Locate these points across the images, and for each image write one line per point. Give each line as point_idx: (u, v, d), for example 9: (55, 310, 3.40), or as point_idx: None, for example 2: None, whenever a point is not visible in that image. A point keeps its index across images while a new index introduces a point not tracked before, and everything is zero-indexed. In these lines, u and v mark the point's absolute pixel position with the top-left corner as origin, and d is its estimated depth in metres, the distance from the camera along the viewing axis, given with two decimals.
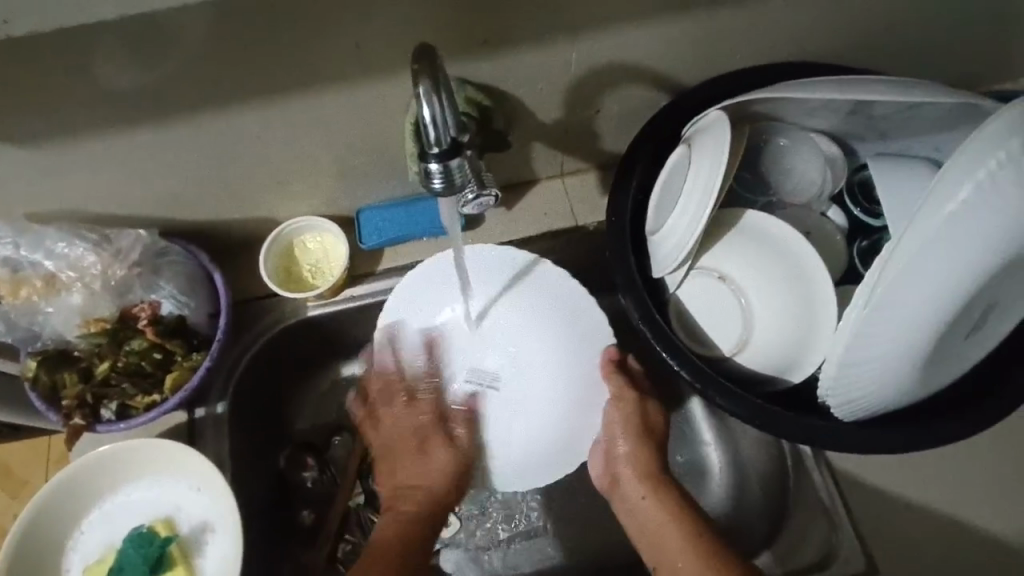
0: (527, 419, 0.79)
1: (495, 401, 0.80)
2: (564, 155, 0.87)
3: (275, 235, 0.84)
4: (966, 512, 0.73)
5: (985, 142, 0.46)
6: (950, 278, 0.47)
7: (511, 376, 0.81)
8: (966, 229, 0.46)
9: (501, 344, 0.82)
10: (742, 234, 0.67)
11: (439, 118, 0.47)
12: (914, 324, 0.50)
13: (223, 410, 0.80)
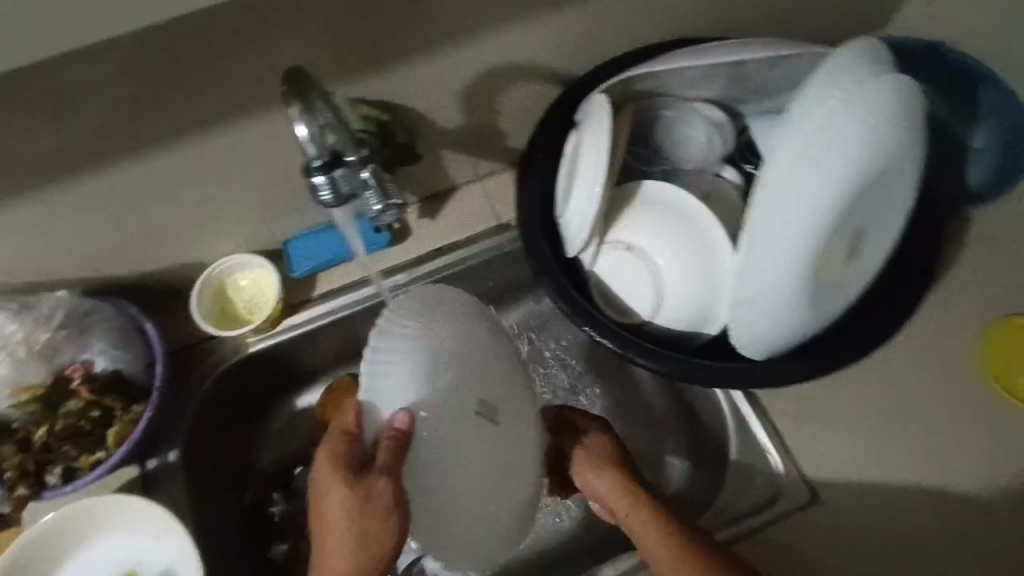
0: (506, 473, 0.66)
1: (482, 451, 0.64)
2: (475, 159, 0.90)
3: (205, 278, 0.85)
4: (903, 434, 0.76)
5: (818, 78, 0.52)
6: (812, 197, 0.52)
7: (511, 418, 0.67)
8: (819, 155, 0.51)
9: (495, 381, 0.67)
10: (641, 206, 0.71)
11: (309, 131, 0.52)
12: (794, 245, 0.53)
13: (175, 457, 0.80)
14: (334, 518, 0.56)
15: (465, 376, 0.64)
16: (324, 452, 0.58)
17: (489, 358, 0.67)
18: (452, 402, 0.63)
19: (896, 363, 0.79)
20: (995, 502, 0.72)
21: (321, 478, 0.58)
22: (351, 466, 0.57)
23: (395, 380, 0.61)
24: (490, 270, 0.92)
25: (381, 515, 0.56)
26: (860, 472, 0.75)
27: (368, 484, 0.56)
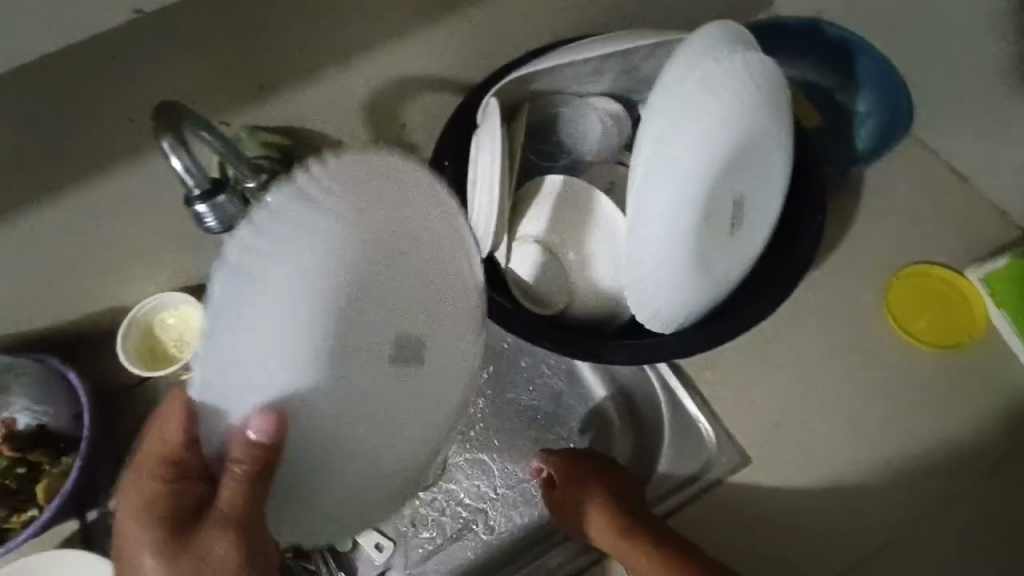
0: (429, 436, 0.52)
1: (396, 413, 0.50)
2: None
3: (129, 319, 0.83)
4: (816, 390, 0.81)
5: (679, 64, 0.55)
6: (682, 174, 0.55)
7: (438, 365, 0.52)
8: (682, 134, 0.55)
9: (405, 314, 0.50)
10: (545, 201, 0.75)
11: (187, 162, 0.49)
12: (674, 221, 0.56)
13: (117, 504, 0.80)
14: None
15: (367, 323, 0.48)
16: (138, 504, 0.46)
17: (403, 289, 0.50)
18: (348, 363, 0.46)
19: (807, 323, 0.84)
20: (898, 441, 0.79)
21: (130, 542, 0.45)
22: (177, 525, 0.45)
23: (228, 364, 0.43)
24: None
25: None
26: (781, 431, 0.79)
27: (200, 546, 0.45)
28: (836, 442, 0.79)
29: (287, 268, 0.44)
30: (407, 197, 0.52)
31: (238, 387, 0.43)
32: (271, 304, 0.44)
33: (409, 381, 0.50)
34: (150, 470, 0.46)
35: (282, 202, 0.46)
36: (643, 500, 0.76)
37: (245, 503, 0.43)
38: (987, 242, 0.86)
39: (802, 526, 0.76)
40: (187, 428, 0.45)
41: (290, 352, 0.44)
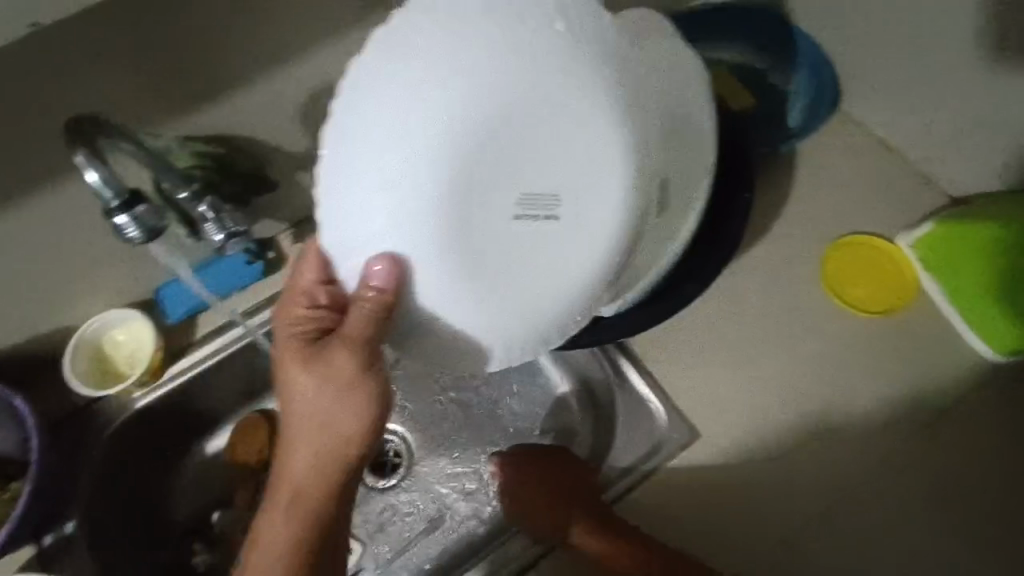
0: (550, 253, 0.67)
1: (529, 236, 0.67)
2: None
3: (77, 338, 0.83)
4: (762, 365, 0.84)
5: (586, 75, 0.65)
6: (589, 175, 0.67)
7: (569, 203, 0.67)
8: (587, 141, 0.66)
9: (527, 150, 0.65)
10: None
11: (102, 177, 0.50)
12: (591, 215, 0.68)
13: (73, 527, 0.81)
14: (296, 394, 0.63)
15: (474, 167, 0.65)
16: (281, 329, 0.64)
17: (513, 134, 0.65)
18: (459, 202, 0.65)
19: (749, 300, 0.86)
20: (840, 408, 0.82)
21: (281, 359, 0.64)
22: (309, 341, 0.63)
23: (352, 208, 0.62)
24: None
25: (341, 379, 0.62)
26: (729, 406, 0.82)
27: (325, 355, 0.62)
28: (781, 411, 0.82)
29: (426, 114, 0.62)
30: (446, 75, 0.62)
31: (369, 230, 0.63)
32: (383, 157, 0.62)
33: (533, 218, 0.67)
34: (291, 303, 0.64)
35: (356, 74, 0.60)
36: (594, 490, 0.79)
37: (365, 325, 0.61)
38: (918, 211, 0.89)
39: (753, 497, 0.78)
40: (322, 272, 0.64)
41: (402, 189, 0.63)
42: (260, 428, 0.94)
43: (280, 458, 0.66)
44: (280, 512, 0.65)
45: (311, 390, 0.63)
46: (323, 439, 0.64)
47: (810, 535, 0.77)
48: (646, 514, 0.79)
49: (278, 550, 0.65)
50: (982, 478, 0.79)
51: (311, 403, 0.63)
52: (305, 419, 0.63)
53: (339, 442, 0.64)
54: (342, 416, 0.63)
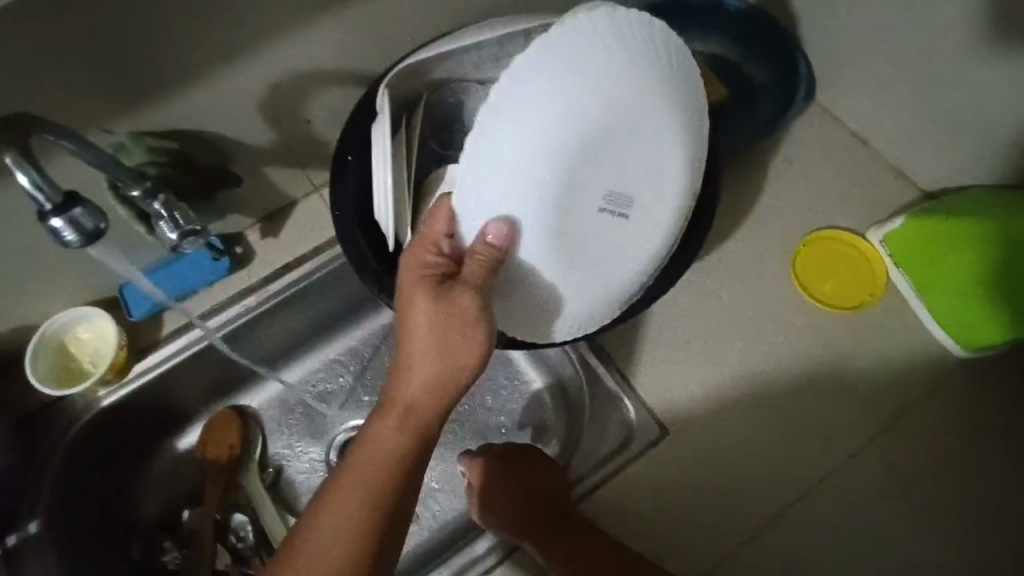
0: (619, 253, 0.72)
1: (612, 230, 0.71)
2: (306, 170, 0.90)
3: (39, 336, 0.82)
4: (731, 360, 0.83)
5: (671, 97, 0.67)
6: (646, 188, 0.70)
7: (645, 206, 0.71)
8: (653, 157, 0.69)
9: (630, 156, 0.68)
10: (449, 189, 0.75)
11: (36, 181, 0.51)
12: (640, 226, 0.72)
13: (38, 526, 0.79)
14: (413, 325, 0.61)
15: (587, 161, 0.66)
16: (407, 263, 0.63)
17: (625, 138, 0.67)
18: (564, 195, 0.66)
19: (719, 295, 0.86)
20: (809, 403, 0.82)
21: (405, 295, 0.62)
22: (436, 277, 0.63)
23: (482, 195, 0.64)
24: (341, 276, 0.93)
25: (461, 317, 0.62)
26: (698, 401, 0.81)
27: (453, 295, 0.62)
28: (751, 406, 0.81)
29: (554, 116, 0.62)
30: (611, 68, 0.64)
31: (490, 202, 0.64)
32: (517, 139, 0.62)
33: (612, 216, 0.70)
34: (417, 247, 0.63)
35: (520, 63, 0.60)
36: (558, 492, 0.77)
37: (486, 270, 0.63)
38: (889, 206, 0.89)
39: (722, 491, 0.78)
40: (450, 224, 0.64)
41: (523, 171, 0.63)
42: (232, 425, 0.96)
43: (389, 388, 0.64)
44: (383, 436, 0.63)
45: (431, 323, 0.61)
46: (431, 370, 0.62)
47: (778, 528, 0.77)
48: (613, 513, 0.77)
49: (370, 471, 0.62)
50: (950, 470, 0.79)
51: (427, 335, 0.61)
52: (420, 350, 0.62)
53: (449, 378, 0.62)
54: (456, 351, 0.62)
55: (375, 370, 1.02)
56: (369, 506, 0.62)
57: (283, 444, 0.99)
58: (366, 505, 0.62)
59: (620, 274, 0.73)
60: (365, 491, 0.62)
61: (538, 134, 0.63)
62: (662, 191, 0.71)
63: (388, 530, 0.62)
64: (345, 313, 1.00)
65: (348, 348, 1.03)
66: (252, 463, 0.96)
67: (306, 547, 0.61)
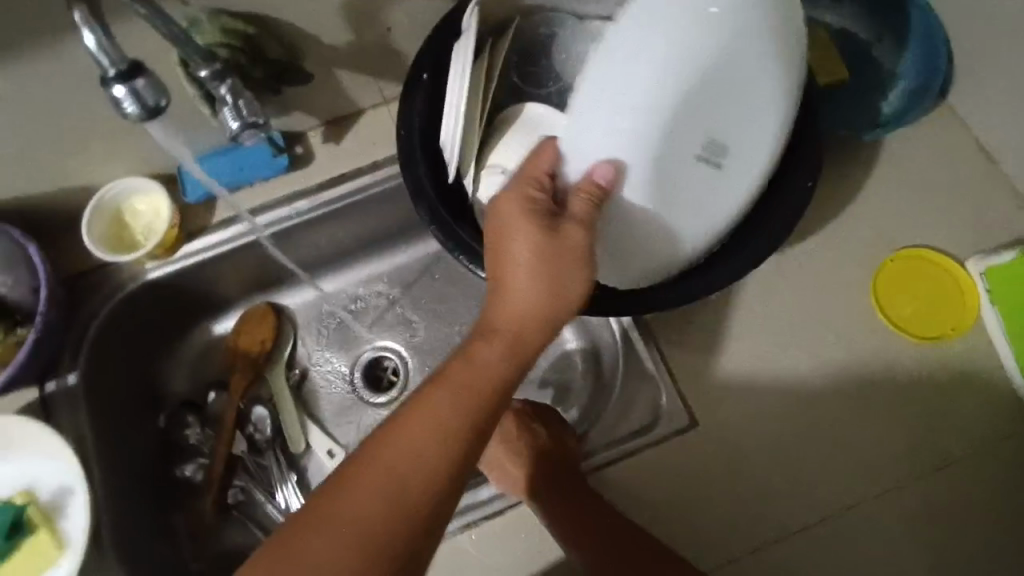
0: (707, 204, 0.68)
1: (704, 180, 0.67)
2: (378, 80, 0.87)
3: (98, 201, 0.84)
4: (779, 362, 0.78)
5: (775, 43, 0.62)
6: (739, 138, 0.66)
7: (739, 158, 0.66)
8: (750, 106, 0.64)
9: (727, 103, 0.64)
10: (524, 126, 0.71)
11: (103, 42, 0.51)
12: (730, 177, 0.67)
13: (75, 379, 0.82)
14: (523, 248, 0.58)
15: (690, 110, 0.63)
16: (508, 193, 0.61)
17: (729, 96, 0.64)
18: (659, 137, 0.63)
19: (782, 294, 0.80)
20: (852, 423, 0.76)
21: (513, 222, 0.59)
22: (545, 210, 0.60)
23: (577, 133, 0.64)
24: (394, 195, 0.92)
25: (570, 242, 0.59)
26: (735, 395, 0.77)
27: (563, 227, 0.59)
28: (792, 416, 0.76)
29: (649, 59, 0.61)
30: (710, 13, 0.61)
31: (583, 144, 0.64)
32: (612, 80, 0.62)
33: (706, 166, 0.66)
34: (525, 180, 0.62)
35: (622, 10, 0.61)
36: (570, 456, 0.75)
37: (592, 210, 0.61)
38: (995, 233, 0.80)
39: (739, 492, 0.74)
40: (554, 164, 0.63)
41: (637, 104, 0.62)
42: (265, 319, 0.99)
43: (487, 317, 0.59)
44: (482, 360, 0.57)
45: (540, 242, 0.58)
46: (540, 292, 0.58)
47: (791, 543, 0.73)
48: (624, 492, 0.74)
49: (466, 390, 0.56)
50: (990, 521, 0.74)
51: (535, 254, 0.58)
52: (527, 279, 0.58)
53: (554, 308, 0.59)
54: (566, 274, 0.59)
55: (411, 297, 1.03)
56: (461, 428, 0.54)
57: (312, 350, 1.01)
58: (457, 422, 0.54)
59: (705, 228, 0.68)
60: (457, 409, 0.55)
61: (662, 63, 0.62)
62: (756, 142, 0.66)
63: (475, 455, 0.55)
64: (392, 231, 1.00)
65: (388, 270, 1.03)
66: (278, 361, 0.99)
67: (387, 460, 0.52)
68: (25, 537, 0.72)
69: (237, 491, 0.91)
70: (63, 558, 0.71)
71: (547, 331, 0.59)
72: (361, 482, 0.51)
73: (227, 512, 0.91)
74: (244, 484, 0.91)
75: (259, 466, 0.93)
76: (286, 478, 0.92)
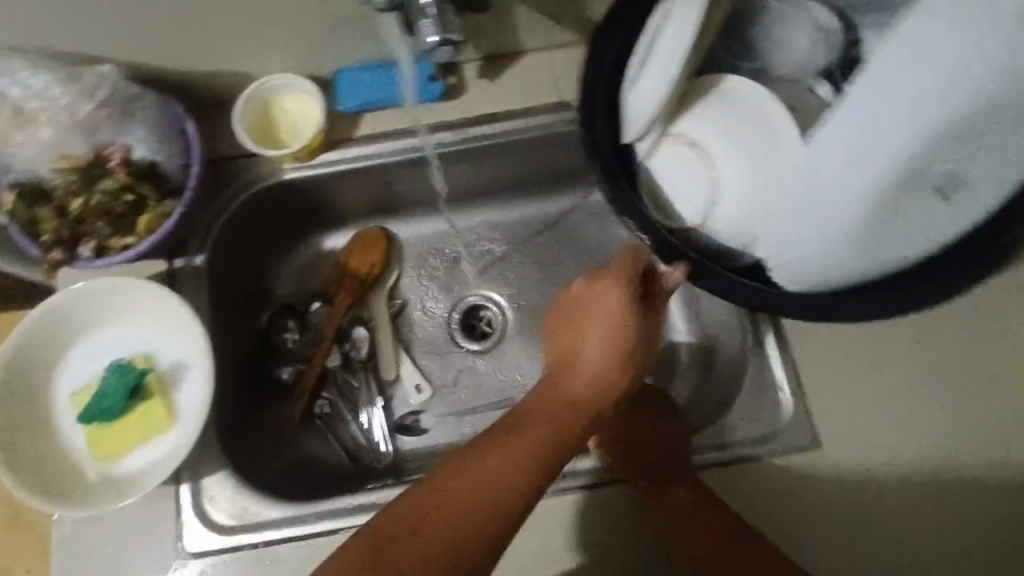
0: (926, 236, 0.60)
1: (931, 212, 0.59)
2: (551, 24, 0.83)
3: (251, 92, 0.83)
4: (919, 404, 0.73)
5: None
6: (990, 171, 0.57)
7: (977, 193, 0.59)
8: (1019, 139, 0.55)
9: (994, 137, 0.55)
10: (717, 101, 0.67)
11: None
12: (964, 207, 0.59)
13: (202, 261, 0.82)
14: (606, 317, 0.64)
15: (949, 145, 0.55)
16: (605, 270, 0.65)
17: (1000, 129, 0.54)
18: (905, 171, 0.56)
19: (932, 330, 0.75)
20: (996, 484, 0.70)
21: (603, 294, 0.65)
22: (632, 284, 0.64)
23: (811, 158, 0.59)
24: (539, 145, 0.89)
25: (649, 318, 0.65)
26: (866, 427, 0.73)
27: (640, 306, 0.65)
28: (926, 461, 0.71)
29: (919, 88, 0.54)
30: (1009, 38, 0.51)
31: (815, 168, 0.59)
32: (866, 108, 0.55)
33: (940, 198, 0.59)
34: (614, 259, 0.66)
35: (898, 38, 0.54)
36: (679, 447, 0.73)
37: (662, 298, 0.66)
38: None
39: (860, 528, 0.70)
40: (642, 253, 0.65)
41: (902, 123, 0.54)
42: (377, 244, 0.98)
43: (563, 373, 0.65)
44: (552, 405, 0.62)
45: (627, 319, 0.64)
46: (614, 361, 0.64)
47: None
48: (729, 496, 0.71)
49: (542, 434, 0.60)
50: None
51: (620, 326, 0.64)
52: (607, 345, 0.64)
53: (619, 376, 0.64)
54: (638, 355, 0.65)
55: (524, 253, 1.01)
56: (532, 468, 0.58)
57: (415, 283, 1.00)
58: (530, 459, 0.58)
59: (912, 259, 0.62)
60: (530, 447, 0.58)
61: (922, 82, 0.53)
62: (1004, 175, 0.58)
63: (535, 494, 0.57)
64: (521, 181, 0.97)
65: (505, 221, 1.01)
66: (381, 290, 0.98)
67: (469, 483, 0.56)
68: (141, 401, 0.74)
69: (324, 403, 0.92)
70: (174, 429, 0.74)
71: (612, 394, 0.64)
72: (439, 503, 0.54)
73: (312, 422, 0.92)
74: (331, 398, 0.93)
75: (349, 386, 0.94)
76: (373, 402, 0.93)
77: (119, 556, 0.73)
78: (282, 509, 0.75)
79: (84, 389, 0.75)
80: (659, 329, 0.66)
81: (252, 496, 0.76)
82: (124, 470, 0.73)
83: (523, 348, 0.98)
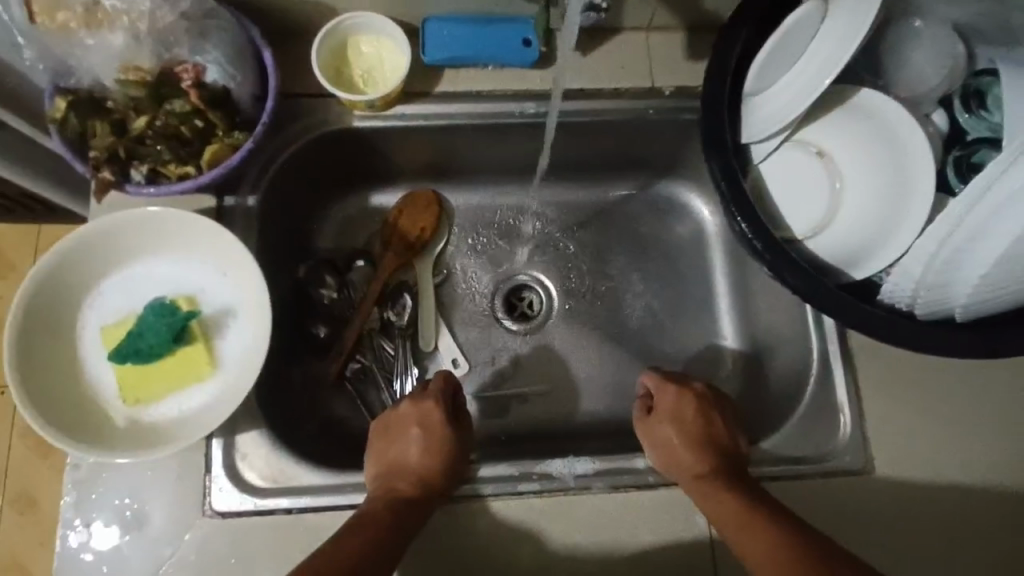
0: None
1: None
2: (659, 4, 0.80)
3: (331, 27, 0.76)
4: (972, 442, 0.74)
5: None
6: None
7: None
8: None
9: None
10: (853, 110, 0.67)
11: None
12: None
13: (254, 203, 0.76)
14: (418, 428, 0.72)
15: None
16: (408, 400, 0.74)
17: None
18: None
19: (988, 369, 0.77)
20: None
21: (400, 417, 0.73)
22: (432, 393, 0.75)
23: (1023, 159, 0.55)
24: (622, 129, 0.85)
25: (458, 425, 0.75)
26: (919, 459, 0.74)
27: (421, 411, 0.73)
28: (970, 496, 0.72)
29: None
30: None
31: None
32: None
33: None
34: (403, 403, 0.75)
35: None
36: (739, 459, 0.72)
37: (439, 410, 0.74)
38: None
39: (906, 555, 0.71)
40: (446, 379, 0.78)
41: None
42: (429, 208, 0.92)
43: (389, 477, 0.69)
44: (372, 513, 0.65)
45: (439, 429, 0.72)
46: (430, 460, 0.70)
47: None
48: None
49: (367, 528, 0.63)
50: None
51: (437, 438, 0.71)
52: (420, 457, 0.70)
53: (434, 481, 0.69)
54: (454, 456, 0.72)
55: (578, 238, 0.97)
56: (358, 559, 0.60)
57: (462, 254, 0.95)
58: (355, 555, 0.60)
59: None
60: (357, 544, 0.61)
61: None
62: None
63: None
64: (590, 164, 0.93)
65: (563, 202, 0.97)
66: (427, 258, 0.93)
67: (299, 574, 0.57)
68: (182, 347, 0.69)
69: (355, 365, 0.87)
70: (214, 378, 0.69)
71: (428, 494, 0.68)
72: None
73: (342, 384, 0.87)
74: (365, 362, 0.87)
75: (385, 353, 0.89)
76: (408, 371, 0.88)
77: (143, 507, 0.68)
78: (324, 475, 0.71)
79: (116, 325, 0.69)
80: (461, 435, 0.74)
81: (292, 458, 0.72)
82: (152, 418, 0.68)
83: (568, 334, 0.94)
